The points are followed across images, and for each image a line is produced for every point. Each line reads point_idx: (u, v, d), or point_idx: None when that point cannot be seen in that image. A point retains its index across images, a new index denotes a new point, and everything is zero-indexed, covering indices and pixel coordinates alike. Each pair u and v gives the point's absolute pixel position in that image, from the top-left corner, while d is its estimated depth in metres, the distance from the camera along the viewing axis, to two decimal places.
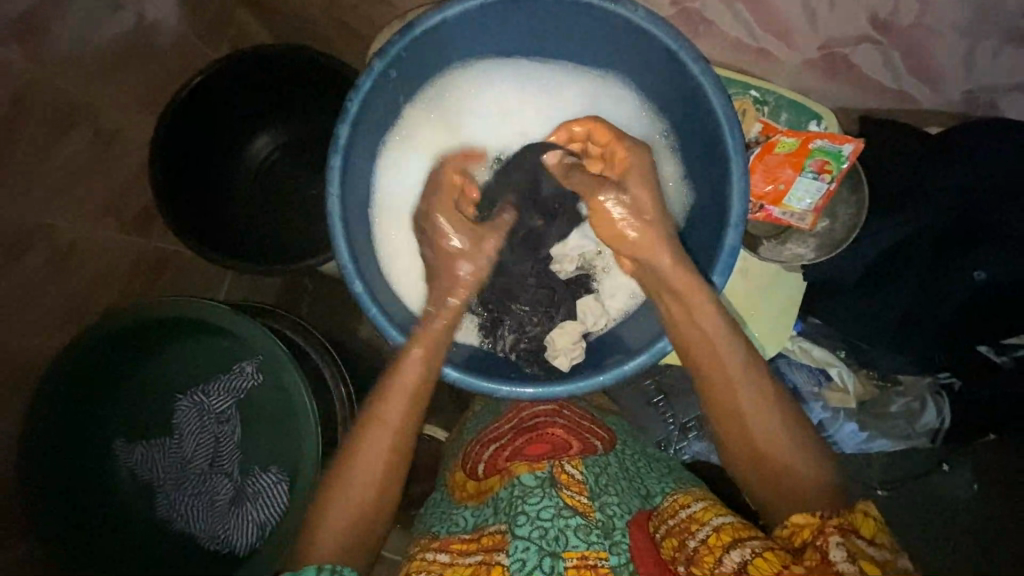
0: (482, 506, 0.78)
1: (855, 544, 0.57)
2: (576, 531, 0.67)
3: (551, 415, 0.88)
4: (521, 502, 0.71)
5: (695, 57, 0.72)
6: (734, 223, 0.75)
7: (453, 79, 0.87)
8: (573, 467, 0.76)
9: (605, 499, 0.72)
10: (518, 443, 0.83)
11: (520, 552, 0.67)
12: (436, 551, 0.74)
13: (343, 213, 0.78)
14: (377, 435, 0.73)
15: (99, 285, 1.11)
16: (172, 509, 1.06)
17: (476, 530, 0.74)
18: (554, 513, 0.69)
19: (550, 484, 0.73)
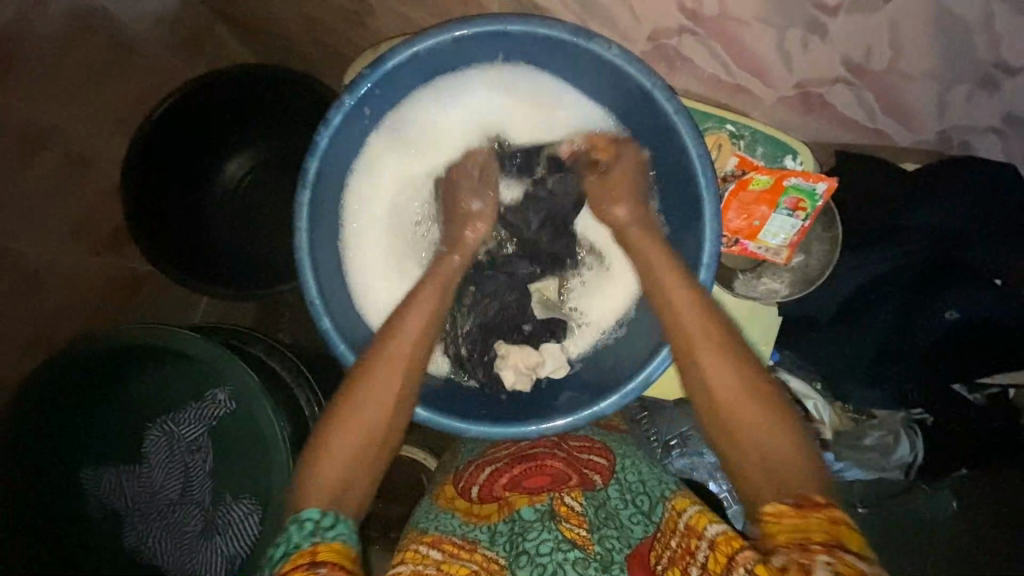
0: (473, 525, 0.75)
1: (845, 563, 0.48)
2: (575, 565, 0.69)
3: (546, 445, 0.85)
4: (521, 541, 0.72)
5: (668, 97, 0.72)
6: (707, 263, 0.75)
7: (428, 107, 0.86)
8: (572, 500, 0.76)
9: (604, 532, 0.73)
10: (518, 470, 0.81)
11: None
12: (429, 547, 0.71)
13: (313, 248, 0.77)
14: (395, 348, 0.71)
15: (71, 311, 1.08)
16: (140, 540, 1.04)
17: (467, 539, 0.73)
18: (552, 547, 0.71)
19: (550, 518, 0.74)
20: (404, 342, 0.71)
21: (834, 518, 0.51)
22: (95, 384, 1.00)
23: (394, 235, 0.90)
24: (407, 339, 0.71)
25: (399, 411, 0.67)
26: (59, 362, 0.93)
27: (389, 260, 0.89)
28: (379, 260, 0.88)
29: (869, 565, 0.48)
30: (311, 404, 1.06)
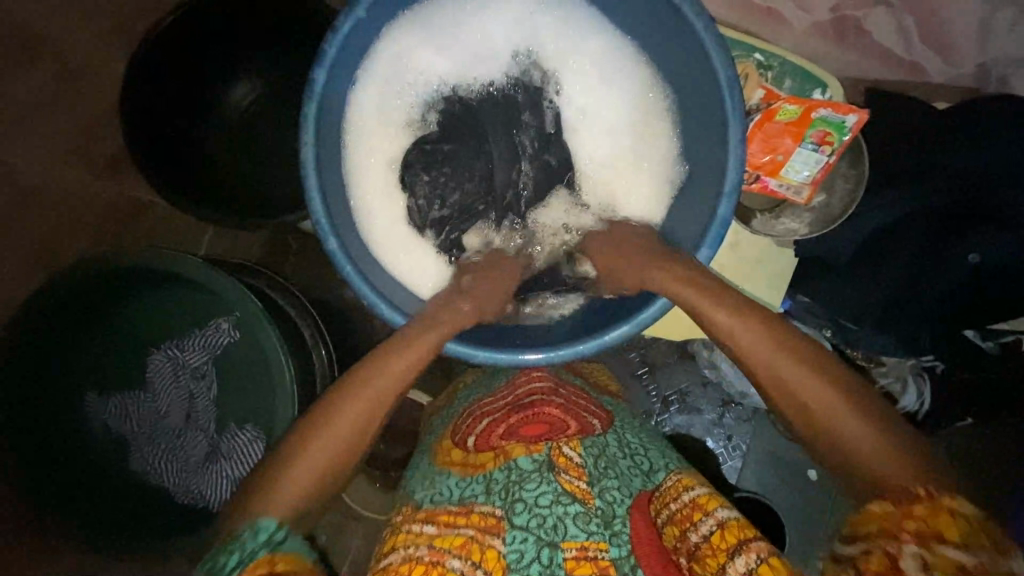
0: (470, 478, 0.74)
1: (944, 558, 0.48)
2: (575, 520, 0.68)
3: (551, 390, 0.84)
4: (518, 490, 0.71)
5: (698, 11, 0.68)
6: (728, 192, 0.70)
7: (441, 18, 0.81)
8: (571, 449, 0.75)
9: (604, 484, 0.72)
10: (514, 420, 0.79)
11: (518, 543, 0.67)
12: (422, 524, 0.70)
13: (319, 164, 0.73)
14: (364, 394, 0.67)
15: (72, 231, 1.08)
16: (144, 465, 1.04)
17: (463, 504, 0.71)
18: (551, 500, 0.70)
19: (548, 469, 0.73)
20: (378, 380, 0.68)
21: (937, 508, 0.51)
22: (86, 314, 0.98)
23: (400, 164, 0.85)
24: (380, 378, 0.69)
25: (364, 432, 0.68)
26: (63, 282, 0.91)
27: (394, 185, 0.84)
28: (385, 187, 0.83)
29: (967, 553, 0.48)
30: (317, 341, 1.07)
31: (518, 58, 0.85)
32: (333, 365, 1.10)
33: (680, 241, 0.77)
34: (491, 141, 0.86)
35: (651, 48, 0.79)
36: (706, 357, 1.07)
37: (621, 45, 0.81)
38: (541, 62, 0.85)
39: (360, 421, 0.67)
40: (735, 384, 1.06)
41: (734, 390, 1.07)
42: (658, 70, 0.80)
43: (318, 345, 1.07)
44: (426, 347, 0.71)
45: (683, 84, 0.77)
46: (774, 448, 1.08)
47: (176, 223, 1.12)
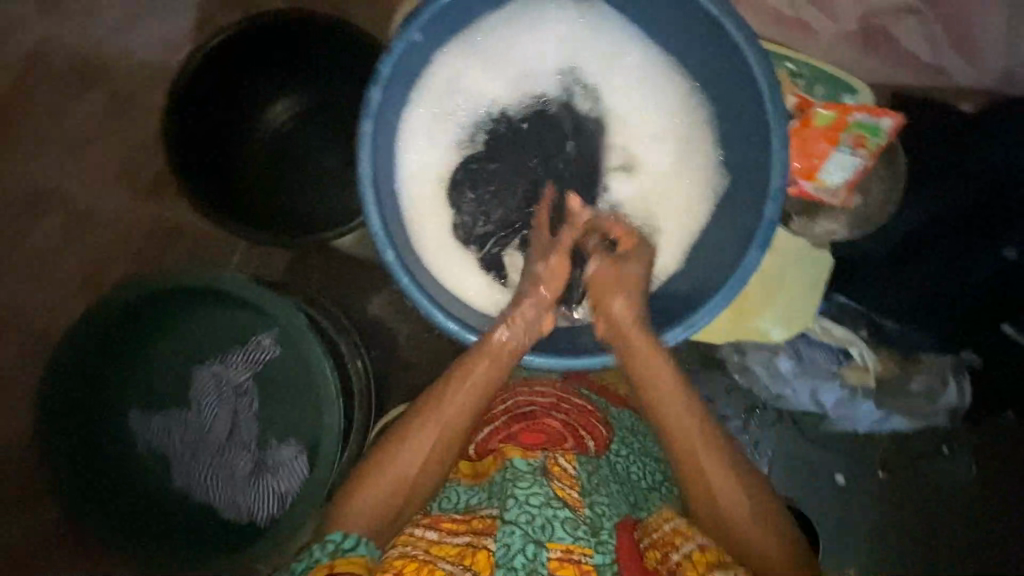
0: (475, 488, 0.75)
1: None
2: (564, 524, 0.65)
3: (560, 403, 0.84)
4: (510, 486, 0.68)
5: (738, 23, 0.71)
6: (774, 194, 0.72)
7: (485, 37, 0.84)
8: (566, 461, 0.74)
9: (594, 497, 0.70)
10: (513, 426, 0.79)
11: (506, 537, 0.64)
12: (424, 528, 0.69)
13: (375, 178, 0.75)
14: (444, 408, 0.73)
15: (116, 254, 1.10)
16: (188, 482, 1.04)
17: (466, 512, 0.71)
18: (542, 501, 0.66)
19: (541, 473, 0.70)
20: (453, 397, 0.74)
21: None
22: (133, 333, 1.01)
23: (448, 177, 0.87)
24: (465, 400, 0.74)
25: (445, 448, 0.73)
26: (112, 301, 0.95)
27: (441, 198, 0.86)
28: (434, 201, 0.86)
29: None
30: (355, 356, 1.08)
31: (558, 74, 0.88)
32: (370, 381, 1.11)
33: (725, 246, 0.79)
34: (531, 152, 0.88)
35: (689, 60, 0.82)
36: (736, 362, 1.01)
37: (658, 58, 0.84)
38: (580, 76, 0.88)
39: (440, 437, 0.73)
40: (766, 381, 0.99)
41: (765, 387, 0.99)
42: (696, 81, 0.83)
43: (356, 359, 1.08)
44: (502, 352, 0.76)
45: (722, 93, 0.80)
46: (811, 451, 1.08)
47: (210, 242, 1.13)
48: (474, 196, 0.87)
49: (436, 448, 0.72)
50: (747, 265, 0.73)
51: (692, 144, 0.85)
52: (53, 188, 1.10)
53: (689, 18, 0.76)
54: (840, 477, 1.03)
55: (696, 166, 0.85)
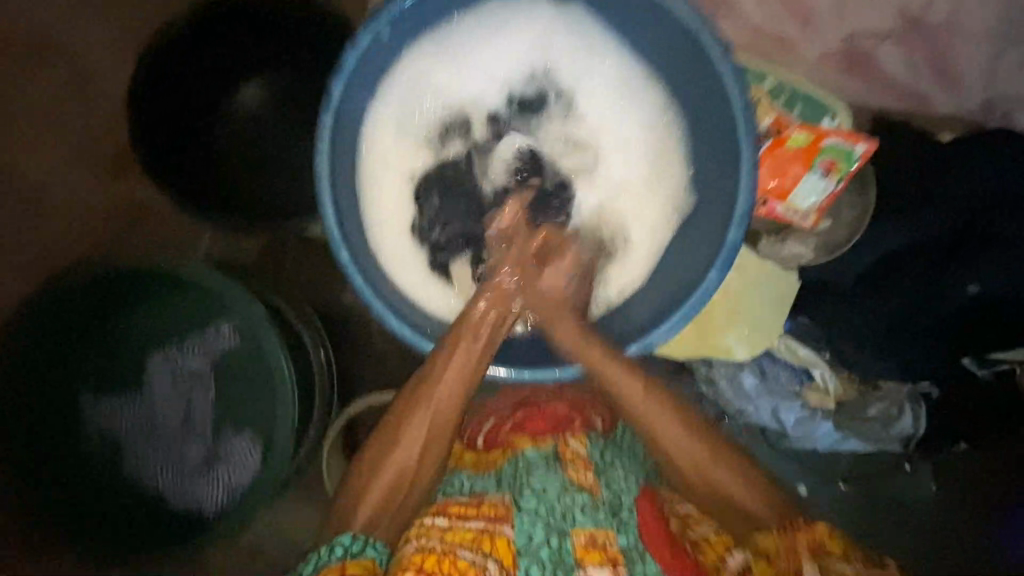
0: (481, 475, 0.76)
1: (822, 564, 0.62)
2: (582, 509, 0.70)
3: (551, 394, 0.85)
4: (526, 475, 0.72)
5: (714, 39, 0.69)
6: (738, 217, 0.71)
7: (458, 34, 0.81)
8: (577, 444, 0.77)
9: (609, 475, 0.74)
10: (518, 416, 0.82)
11: (529, 527, 0.68)
12: (434, 517, 0.68)
13: (333, 175, 0.73)
14: (423, 415, 0.71)
15: (76, 231, 1.07)
16: (137, 470, 1.02)
17: (473, 496, 0.71)
18: (560, 490, 0.71)
19: (554, 461, 0.74)
20: (438, 396, 0.71)
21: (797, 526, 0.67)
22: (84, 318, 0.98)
23: (415, 175, 0.85)
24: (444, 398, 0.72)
25: (430, 453, 0.72)
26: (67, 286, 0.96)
27: (405, 197, 0.84)
28: (400, 200, 0.84)
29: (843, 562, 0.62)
30: (318, 348, 1.06)
31: (534, 76, 0.85)
32: (333, 374, 1.10)
33: (688, 266, 0.77)
34: (500, 154, 0.85)
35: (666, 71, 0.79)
36: (704, 373, 1.00)
37: (637, 68, 0.82)
38: (556, 80, 0.85)
39: (423, 444, 0.71)
40: (727, 396, 0.99)
41: (726, 402, 0.99)
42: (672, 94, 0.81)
43: (319, 352, 1.06)
44: (479, 354, 0.74)
45: (696, 108, 0.78)
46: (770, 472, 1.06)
47: (176, 223, 1.10)
48: (438, 196, 0.84)
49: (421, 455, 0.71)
50: (705, 288, 0.72)
51: (664, 158, 0.83)
52: (14, 163, 1.06)
53: (668, 29, 0.74)
54: (803, 487, 1.03)
55: (667, 181, 0.83)
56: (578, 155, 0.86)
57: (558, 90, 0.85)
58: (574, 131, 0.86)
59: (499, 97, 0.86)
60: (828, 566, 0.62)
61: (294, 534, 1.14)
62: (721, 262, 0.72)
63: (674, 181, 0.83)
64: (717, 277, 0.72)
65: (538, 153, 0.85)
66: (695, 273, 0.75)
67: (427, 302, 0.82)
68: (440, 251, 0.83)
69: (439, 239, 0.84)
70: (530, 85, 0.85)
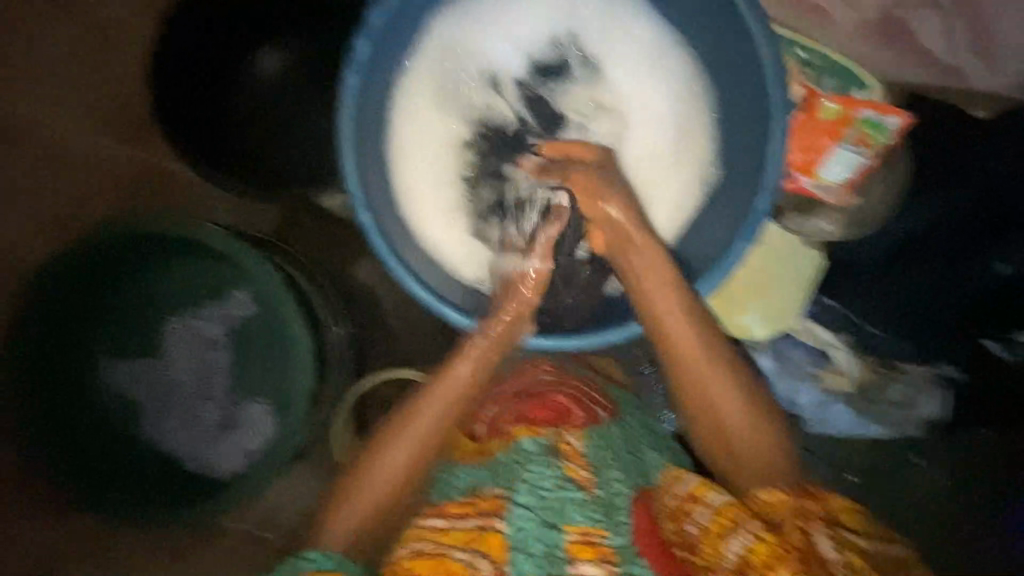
0: (478, 466, 0.75)
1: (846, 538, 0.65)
2: (577, 507, 0.68)
3: (555, 384, 0.85)
4: (522, 469, 0.71)
5: (749, 2, 0.68)
6: (765, 187, 0.70)
7: (484, 1, 0.81)
8: (575, 439, 0.76)
9: (608, 475, 0.73)
10: (521, 405, 0.82)
11: (518, 520, 0.67)
12: (432, 518, 0.71)
13: (356, 135, 0.73)
14: (426, 416, 0.75)
15: (94, 194, 1.08)
16: (154, 432, 1.04)
17: (470, 495, 0.72)
18: (553, 484, 0.70)
19: (552, 454, 0.73)
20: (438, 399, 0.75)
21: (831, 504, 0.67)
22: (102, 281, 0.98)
23: (445, 136, 0.84)
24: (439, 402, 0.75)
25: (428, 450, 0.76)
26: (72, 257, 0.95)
27: (428, 164, 0.84)
28: (426, 165, 0.83)
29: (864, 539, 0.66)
30: (335, 320, 1.07)
31: (559, 41, 0.83)
32: (349, 347, 1.10)
33: (713, 238, 0.76)
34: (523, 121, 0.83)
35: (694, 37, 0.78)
36: None
37: (665, 37, 0.81)
38: (582, 45, 0.83)
39: (422, 444, 0.75)
40: None
41: None
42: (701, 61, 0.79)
43: (335, 325, 1.07)
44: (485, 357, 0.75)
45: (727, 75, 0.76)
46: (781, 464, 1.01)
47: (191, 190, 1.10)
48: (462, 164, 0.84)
49: (418, 453, 0.75)
50: (730, 258, 0.72)
51: (692, 128, 0.81)
52: (42, 125, 1.07)
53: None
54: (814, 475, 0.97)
55: (698, 152, 0.81)
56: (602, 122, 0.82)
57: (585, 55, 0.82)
58: (599, 98, 0.82)
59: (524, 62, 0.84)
60: (840, 536, 0.65)
61: (304, 503, 1.14)
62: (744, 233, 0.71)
63: (705, 151, 0.80)
64: (744, 247, 0.71)
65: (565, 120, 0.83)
66: (722, 243, 0.74)
67: (453, 264, 0.82)
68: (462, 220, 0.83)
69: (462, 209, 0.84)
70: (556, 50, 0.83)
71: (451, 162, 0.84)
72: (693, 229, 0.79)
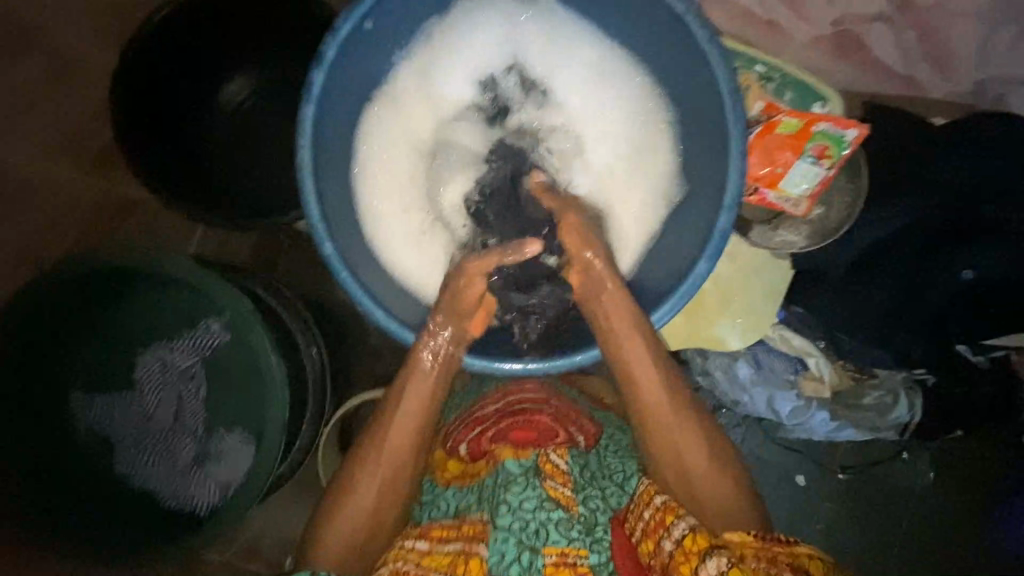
0: (467, 488, 0.76)
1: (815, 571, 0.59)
2: (558, 526, 0.69)
3: (539, 402, 0.85)
4: (503, 493, 0.71)
5: (702, 22, 0.67)
6: (727, 205, 0.70)
7: (442, 29, 0.81)
8: (558, 457, 0.75)
9: (588, 492, 0.73)
10: (504, 424, 0.81)
11: (500, 545, 0.68)
12: (415, 539, 0.71)
13: (317, 167, 0.72)
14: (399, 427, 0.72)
15: (60, 230, 1.07)
16: (130, 468, 1.02)
17: (458, 517, 0.73)
18: (535, 506, 0.70)
19: (534, 474, 0.72)
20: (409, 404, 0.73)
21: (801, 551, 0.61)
22: (70, 318, 0.97)
23: (416, 174, 0.85)
24: (410, 419, 0.73)
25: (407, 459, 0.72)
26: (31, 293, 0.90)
27: (395, 192, 0.84)
28: (392, 193, 0.84)
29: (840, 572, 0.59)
30: (309, 344, 1.05)
31: (516, 70, 0.85)
32: (326, 371, 1.09)
33: (675, 258, 0.76)
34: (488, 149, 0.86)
35: (652, 58, 0.78)
36: (699, 365, 0.98)
37: (624, 58, 0.81)
38: (540, 72, 0.85)
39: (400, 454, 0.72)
40: (722, 387, 0.97)
41: (722, 393, 0.97)
42: (658, 80, 0.79)
43: (310, 349, 1.05)
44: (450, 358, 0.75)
45: (683, 94, 0.76)
46: (767, 467, 1.04)
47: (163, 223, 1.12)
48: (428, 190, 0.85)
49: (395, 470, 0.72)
50: (696, 276, 0.71)
51: (649, 145, 0.83)
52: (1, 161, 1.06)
53: (648, 15, 0.73)
54: (799, 477, 1.03)
55: (659, 173, 0.82)
56: (563, 146, 0.86)
57: (542, 82, 0.85)
58: (559, 123, 0.86)
59: (484, 89, 0.86)
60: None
61: (290, 529, 1.14)
62: (711, 253, 0.70)
63: (666, 171, 0.81)
64: (710, 264, 0.71)
65: (529, 147, 0.86)
66: (685, 261, 0.74)
67: (428, 298, 0.82)
68: (430, 245, 0.84)
69: (431, 234, 0.85)
70: (515, 78, 0.85)
71: (416, 189, 0.85)
72: (657, 247, 0.81)
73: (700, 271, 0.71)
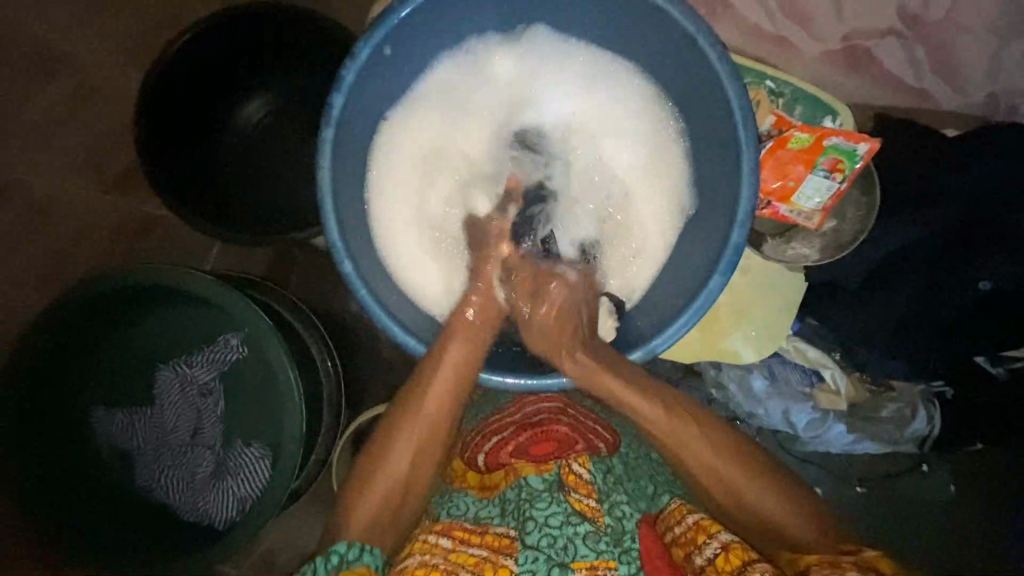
0: (486, 500, 0.76)
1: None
2: (585, 540, 0.69)
3: (555, 413, 0.85)
4: (529, 507, 0.72)
5: (713, 42, 0.68)
6: (741, 220, 0.70)
7: (455, 52, 0.83)
8: (580, 466, 0.75)
9: (615, 499, 0.74)
10: (523, 439, 0.81)
11: (529, 563, 0.68)
12: (438, 536, 0.69)
13: (335, 187, 0.74)
14: (421, 420, 0.74)
15: (84, 247, 1.10)
16: (149, 480, 1.04)
17: (478, 524, 0.72)
18: (563, 520, 0.70)
19: (558, 488, 0.73)
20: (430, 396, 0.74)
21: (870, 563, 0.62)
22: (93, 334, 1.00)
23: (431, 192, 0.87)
24: (434, 409, 0.74)
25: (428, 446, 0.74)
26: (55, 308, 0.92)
27: (409, 209, 0.85)
28: (407, 210, 0.85)
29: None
30: (326, 358, 1.06)
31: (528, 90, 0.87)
32: (343, 385, 1.11)
33: (690, 272, 0.77)
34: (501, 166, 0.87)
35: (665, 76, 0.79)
36: (712, 376, 0.98)
37: (633, 79, 0.82)
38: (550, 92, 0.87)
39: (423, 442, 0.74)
40: (737, 399, 0.97)
41: (737, 405, 0.97)
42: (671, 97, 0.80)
43: (326, 363, 1.06)
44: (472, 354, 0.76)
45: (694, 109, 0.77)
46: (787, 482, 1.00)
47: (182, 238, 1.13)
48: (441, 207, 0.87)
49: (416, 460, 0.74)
50: (710, 290, 0.72)
51: (660, 161, 0.84)
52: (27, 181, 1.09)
53: (661, 36, 0.75)
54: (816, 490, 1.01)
55: (671, 188, 0.83)
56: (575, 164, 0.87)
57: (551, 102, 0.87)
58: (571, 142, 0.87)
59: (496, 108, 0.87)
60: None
61: (307, 540, 1.14)
62: (727, 267, 0.71)
63: (679, 186, 0.82)
64: (724, 279, 0.71)
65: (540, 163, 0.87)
66: (700, 276, 0.75)
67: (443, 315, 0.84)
68: (445, 262, 0.85)
69: (445, 250, 0.86)
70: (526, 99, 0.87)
71: (430, 206, 0.86)
72: (671, 262, 0.81)
73: (714, 285, 0.72)
